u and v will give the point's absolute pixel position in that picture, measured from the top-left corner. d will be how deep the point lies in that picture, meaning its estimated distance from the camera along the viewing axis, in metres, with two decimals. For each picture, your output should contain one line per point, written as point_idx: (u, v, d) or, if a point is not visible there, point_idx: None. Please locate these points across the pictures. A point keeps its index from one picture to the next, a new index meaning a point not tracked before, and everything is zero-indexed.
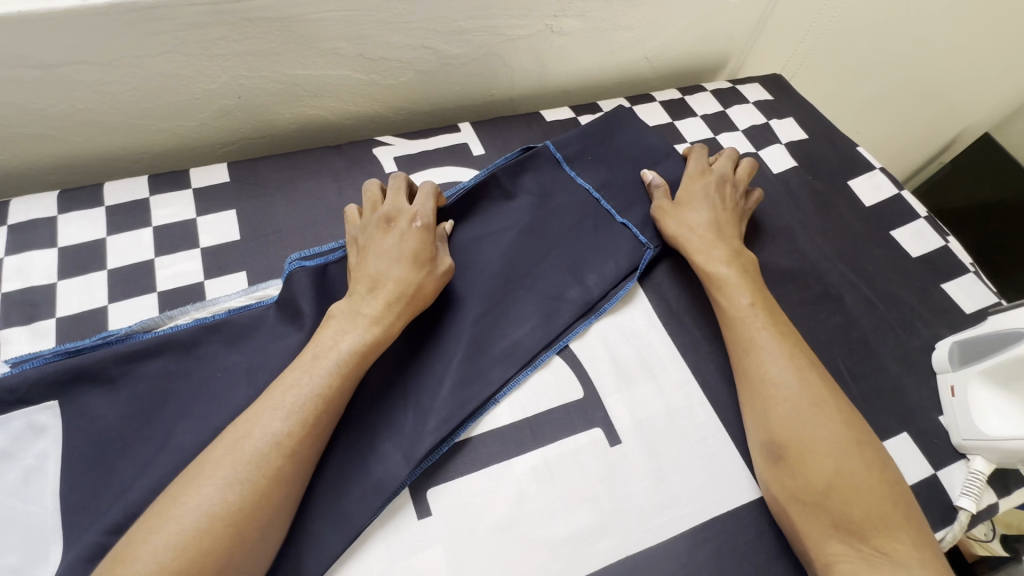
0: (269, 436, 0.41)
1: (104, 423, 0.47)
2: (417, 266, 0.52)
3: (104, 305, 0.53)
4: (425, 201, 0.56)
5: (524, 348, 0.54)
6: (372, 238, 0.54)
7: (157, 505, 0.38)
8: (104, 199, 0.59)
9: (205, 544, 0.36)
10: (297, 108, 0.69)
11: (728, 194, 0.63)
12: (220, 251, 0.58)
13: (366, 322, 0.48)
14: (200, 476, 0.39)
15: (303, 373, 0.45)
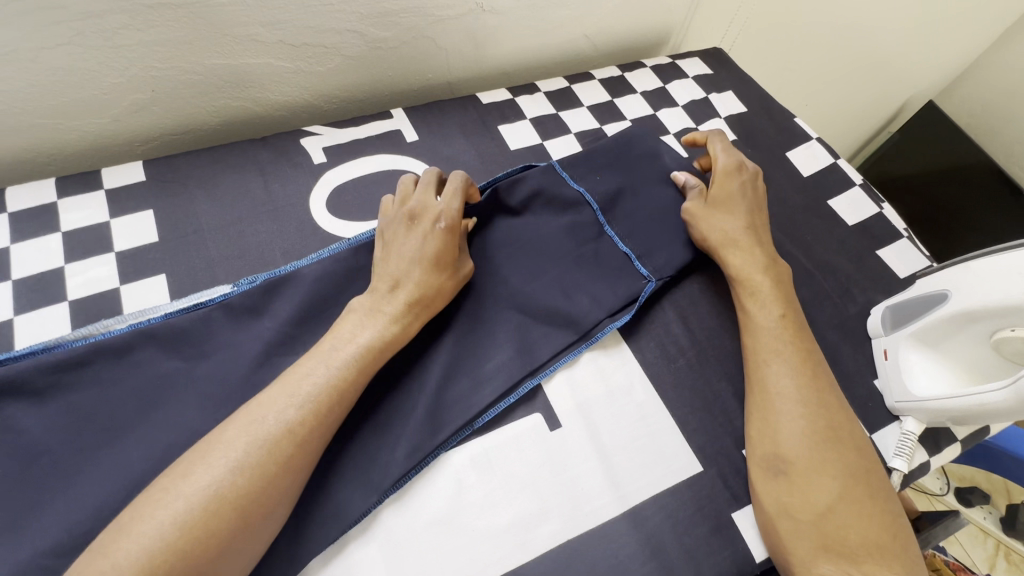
0: (286, 413, 0.41)
1: (10, 442, 0.44)
2: (439, 268, 0.50)
3: (10, 318, 0.50)
4: (451, 198, 0.53)
5: (506, 374, 0.51)
6: (395, 235, 0.52)
7: (163, 481, 0.37)
8: (8, 204, 0.56)
9: (209, 525, 0.35)
10: (218, 100, 0.66)
11: (757, 191, 0.60)
12: (137, 254, 0.55)
13: (385, 321, 0.47)
14: (211, 450, 0.39)
15: (320, 363, 0.44)
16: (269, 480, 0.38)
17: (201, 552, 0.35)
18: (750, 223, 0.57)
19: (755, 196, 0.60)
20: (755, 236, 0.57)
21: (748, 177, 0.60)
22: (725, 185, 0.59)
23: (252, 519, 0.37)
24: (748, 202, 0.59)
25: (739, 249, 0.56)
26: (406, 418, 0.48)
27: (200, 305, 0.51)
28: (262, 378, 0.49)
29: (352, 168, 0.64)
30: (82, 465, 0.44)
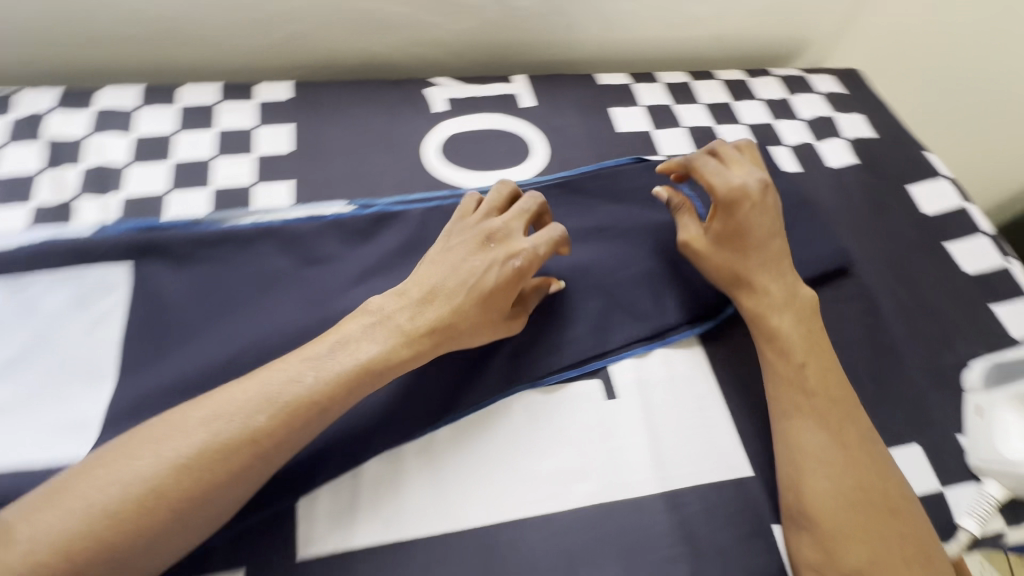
0: (225, 431, 0.39)
1: (150, 290, 0.51)
2: (484, 305, 0.48)
3: (165, 191, 0.58)
4: (542, 242, 0.50)
5: (576, 347, 0.53)
6: (462, 244, 0.50)
7: (126, 439, 0.38)
8: (181, 98, 0.65)
9: (138, 514, 0.35)
10: (363, 39, 0.71)
11: (770, 215, 0.55)
12: (273, 160, 0.62)
13: (398, 337, 0.45)
14: (139, 448, 0.37)
15: (308, 369, 0.42)
16: (211, 485, 0.38)
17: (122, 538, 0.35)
18: (755, 255, 0.53)
19: (767, 219, 0.54)
20: (767, 274, 0.53)
21: (761, 200, 0.55)
22: (739, 211, 0.54)
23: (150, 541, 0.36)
24: (760, 228, 0.54)
25: (742, 290, 0.53)
26: (477, 355, 0.52)
27: (314, 219, 0.57)
28: (357, 288, 0.54)
29: (468, 122, 0.68)
30: (200, 323, 0.51)
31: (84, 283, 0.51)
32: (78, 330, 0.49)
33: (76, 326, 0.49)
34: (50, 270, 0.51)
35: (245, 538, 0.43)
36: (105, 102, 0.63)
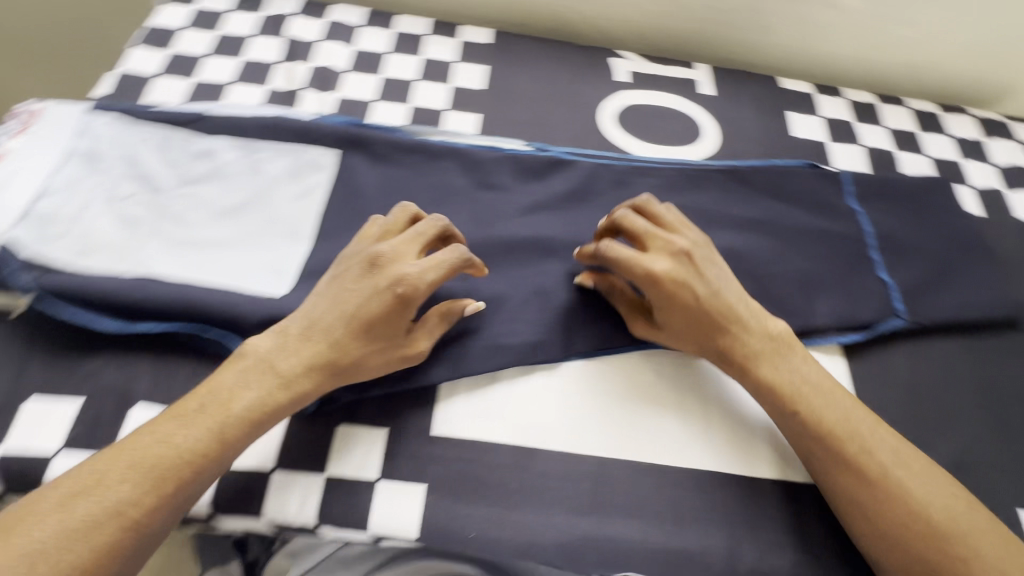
0: (104, 505, 0.38)
1: (350, 179, 0.58)
2: (374, 337, 0.45)
3: (372, 100, 0.65)
4: (431, 270, 0.46)
5: None
6: (350, 275, 0.47)
7: (66, 477, 0.39)
8: (396, 25, 0.72)
9: (80, 543, 0.37)
10: (562, 4, 0.75)
11: (708, 279, 0.49)
12: (465, 94, 0.68)
13: (270, 386, 0.43)
14: (80, 480, 0.39)
15: (220, 390, 0.43)
16: (152, 496, 0.39)
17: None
18: (681, 325, 0.49)
19: (699, 290, 0.48)
20: (682, 322, 0.49)
21: (687, 274, 0.49)
22: (659, 289, 0.48)
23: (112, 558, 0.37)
24: (690, 301, 0.48)
25: (678, 343, 0.50)
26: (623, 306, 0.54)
27: (498, 149, 0.62)
28: (523, 219, 0.58)
29: (647, 96, 0.70)
30: (386, 215, 0.57)
31: (300, 159, 0.58)
32: (289, 195, 0.56)
33: (288, 193, 0.57)
34: (277, 142, 0.59)
35: (395, 404, 0.49)
36: (337, 16, 0.71)
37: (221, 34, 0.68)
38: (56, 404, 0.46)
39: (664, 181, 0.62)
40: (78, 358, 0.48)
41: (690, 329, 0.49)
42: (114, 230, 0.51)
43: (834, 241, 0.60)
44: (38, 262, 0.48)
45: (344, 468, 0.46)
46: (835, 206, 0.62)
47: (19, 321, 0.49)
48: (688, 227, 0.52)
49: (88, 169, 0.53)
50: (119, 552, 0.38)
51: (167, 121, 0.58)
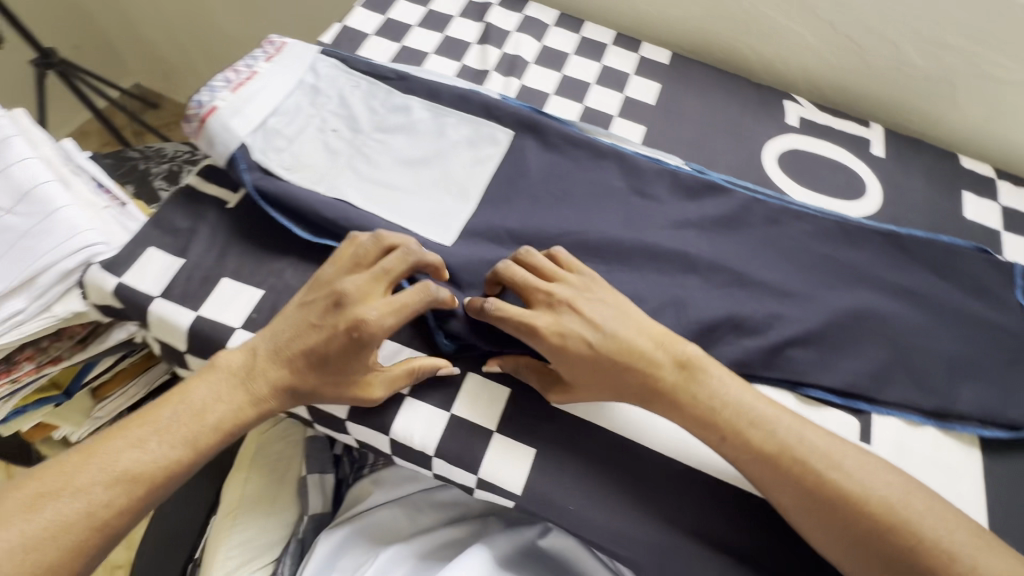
0: (107, 481, 0.42)
1: (519, 158, 0.63)
2: (332, 369, 0.46)
3: (549, 94, 0.70)
4: (387, 314, 0.45)
5: (851, 381, 0.53)
6: (314, 310, 0.47)
7: (70, 459, 0.43)
8: (583, 31, 0.77)
9: (77, 534, 0.41)
10: (744, 41, 0.76)
11: (588, 321, 0.47)
12: (636, 105, 0.71)
13: (246, 401, 0.47)
14: (97, 456, 0.43)
15: (209, 390, 0.46)
16: (158, 479, 0.44)
17: (64, 557, 0.40)
18: (588, 378, 0.47)
19: (588, 338, 0.47)
20: (586, 378, 0.47)
21: (570, 323, 0.47)
22: (543, 342, 0.47)
23: (128, 513, 0.43)
24: (580, 353, 0.47)
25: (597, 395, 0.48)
26: (757, 338, 0.54)
27: (660, 162, 0.64)
28: (671, 232, 0.60)
29: (813, 144, 0.70)
30: (544, 198, 0.60)
31: (480, 131, 0.64)
32: (465, 161, 0.62)
33: (464, 159, 0.62)
34: (462, 112, 0.65)
35: None
36: (531, 12, 0.77)
37: (429, 9, 0.76)
38: (243, 287, 0.54)
39: (819, 228, 0.62)
40: (268, 254, 0.56)
41: (623, 383, 0.47)
42: (319, 154, 0.59)
43: (990, 330, 0.57)
44: (261, 165, 0.56)
45: (468, 412, 0.49)
46: (998, 297, 0.60)
47: (231, 211, 0.57)
48: (574, 270, 0.52)
49: (310, 100, 0.61)
50: (133, 509, 0.43)
51: (373, 74, 0.65)
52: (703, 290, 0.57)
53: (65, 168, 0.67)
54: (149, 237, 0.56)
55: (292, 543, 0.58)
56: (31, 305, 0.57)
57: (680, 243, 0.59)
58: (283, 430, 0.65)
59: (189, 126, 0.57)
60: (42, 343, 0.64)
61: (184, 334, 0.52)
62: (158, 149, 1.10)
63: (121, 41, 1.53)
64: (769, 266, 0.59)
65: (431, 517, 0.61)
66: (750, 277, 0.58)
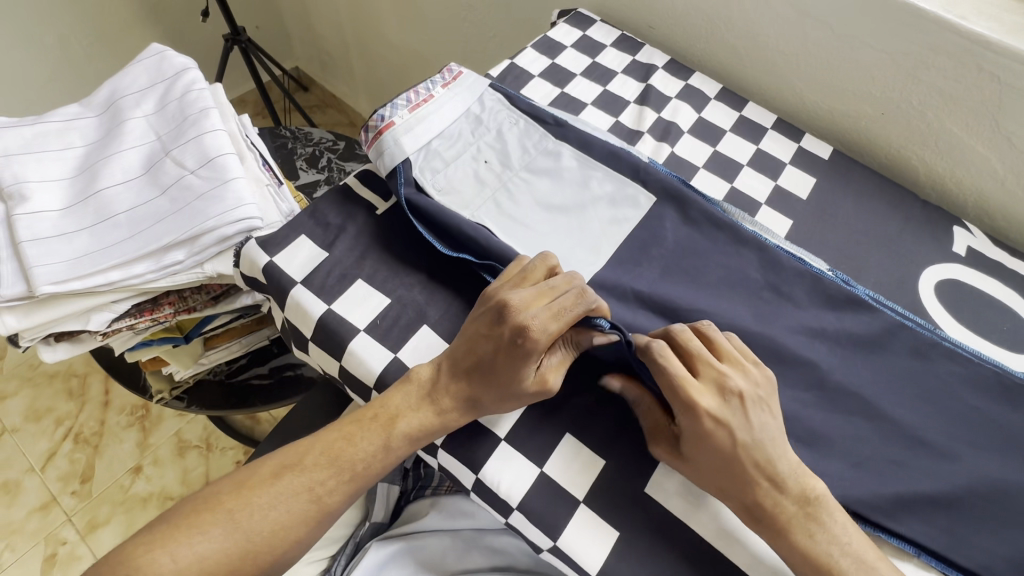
0: (330, 462, 0.48)
1: (656, 225, 0.61)
2: (502, 375, 0.47)
3: (698, 167, 0.70)
4: (549, 323, 0.46)
5: (984, 562, 0.47)
6: (483, 322, 0.49)
7: (302, 443, 0.49)
8: (745, 109, 0.76)
9: (307, 506, 0.46)
10: (916, 151, 0.70)
11: (751, 422, 0.46)
12: (785, 196, 0.69)
13: (433, 412, 0.48)
14: (324, 441, 0.49)
15: (406, 397, 0.49)
16: (366, 465, 0.48)
17: (298, 525, 0.46)
18: (713, 467, 0.45)
19: (741, 436, 0.45)
20: (707, 466, 0.45)
21: (733, 414, 0.45)
22: (694, 420, 0.45)
23: (339, 493, 0.47)
24: (722, 444, 0.45)
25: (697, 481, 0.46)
26: (881, 483, 0.49)
27: (804, 261, 0.61)
28: (804, 338, 0.56)
29: (978, 279, 0.63)
30: (675, 272, 0.59)
31: (622, 190, 0.63)
32: (602, 218, 0.61)
33: (601, 216, 0.61)
34: (610, 168, 0.64)
35: (621, 443, 0.50)
36: (695, 83, 0.78)
37: (596, 62, 0.78)
38: (374, 293, 0.56)
39: (974, 376, 0.55)
40: (403, 266, 0.58)
41: (732, 484, 0.45)
42: (468, 182, 0.61)
43: None
44: (416, 182, 0.60)
45: (560, 473, 0.49)
46: None
47: (380, 217, 0.61)
48: (748, 363, 0.49)
49: (471, 129, 0.64)
50: (344, 490, 0.48)
51: (532, 114, 0.66)
52: (828, 412, 0.52)
53: (242, 142, 0.74)
54: (303, 225, 0.60)
55: (349, 543, 0.60)
56: (188, 258, 0.63)
57: (811, 353, 0.55)
58: None
59: (365, 134, 0.61)
60: (183, 292, 0.70)
61: (312, 323, 0.55)
62: (307, 132, 1.18)
63: (295, 29, 1.70)
64: (907, 404, 0.53)
65: (479, 558, 0.60)
66: (883, 411, 0.53)
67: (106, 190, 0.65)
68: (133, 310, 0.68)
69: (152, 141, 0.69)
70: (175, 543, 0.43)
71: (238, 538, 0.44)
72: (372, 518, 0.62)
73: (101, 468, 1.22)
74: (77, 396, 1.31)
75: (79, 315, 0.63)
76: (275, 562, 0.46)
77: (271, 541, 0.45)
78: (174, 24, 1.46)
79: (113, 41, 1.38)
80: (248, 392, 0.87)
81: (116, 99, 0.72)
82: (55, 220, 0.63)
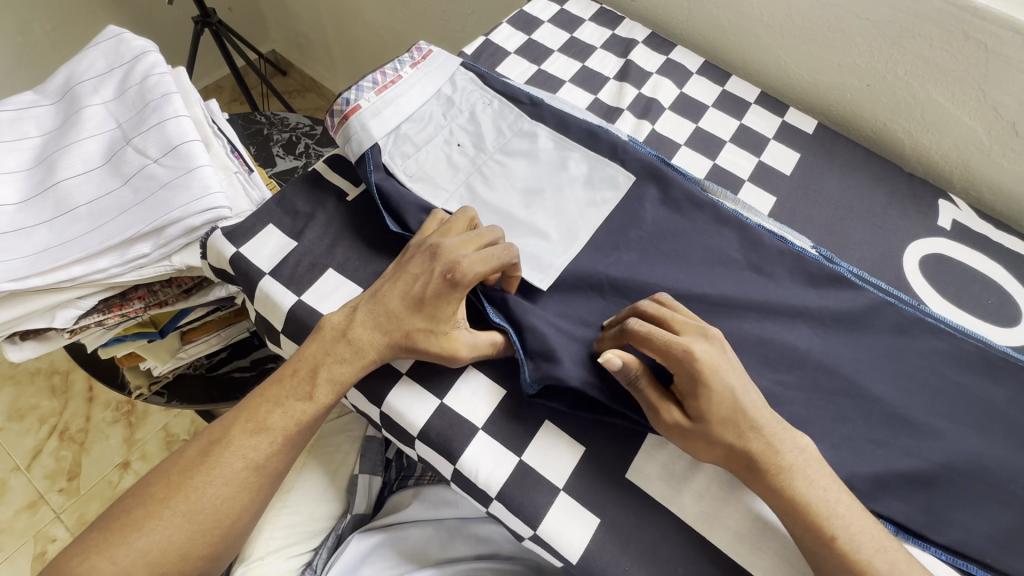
0: (257, 428, 0.47)
1: (636, 205, 0.59)
2: (425, 312, 0.48)
3: (680, 145, 0.68)
4: (477, 262, 0.47)
5: (963, 537, 0.47)
6: (414, 263, 0.49)
7: (224, 421, 0.48)
8: (727, 84, 0.74)
9: (245, 476, 0.46)
10: (903, 124, 0.69)
11: (736, 366, 0.45)
12: (769, 172, 0.67)
13: (352, 354, 0.48)
14: (248, 412, 0.48)
15: (324, 347, 0.48)
16: (295, 423, 0.48)
17: (241, 496, 0.45)
18: (716, 418, 0.44)
19: (733, 383, 0.44)
20: (716, 419, 0.44)
21: (722, 359, 0.45)
22: (691, 370, 0.44)
23: (276, 454, 0.47)
24: (722, 391, 0.44)
25: (708, 445, 0.45)
26: (864, 462, 0.49)
27: (786, 239, 0.59)
28: (786, 318, 0.55)
29: (962, 253, 0.62)
30: (656, 253, 0.57)
31: (601, 171, 0.61)
32: (580, 200, 0.59)
33: (580, 198, 0.59)
34: (588, 148, 0.62)
35: (601, 429, 0.50)
36: (676, 57, 0.76)
37: (574, 38, 0.76)
38: (346, 282, 0.55)
39: (956, 352, 0.54)
40: (375, 253, 0.57)
41: (745, 425, 0.44)
42: (440, 167, 0.59)
43: None
44: (386, 166, 0.58)
45: (539, 461, 0.48)
46: None
47: (351, 204, 0.59)
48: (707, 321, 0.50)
49: (443, 110, 0.62)
50: (281, 452, 0.47)
51: (507, 95, 0.64)
52: (808, 392, 0.52)
53: (208, 128, 0.72)
54: (271, 214, 0.58)
55: (331, 535, 0.59)
56: (155, 251, 0.61)
57: (791, 333, 0.54)
58: (345, 422, 0.65)
59: (331, 119, 0.59)
60: (153, 286, 0.68)
61: (283, 314, 0.53)
62: (283, 117, 1.14)
63: (270, 11, 1.65)
64: (891, 382, 0.53)
65: (462, 547, 0.59)
66: (866, 390, 0.52)
67: (65, 181, 0.62)
68: (101, 306, 0.66)
69: (112, 130, 0.66)
70: (118, 544, 0.42)
71: (183, 522, 0.43)
72: (354, 510, 0.61)
73: (89, 464, 1.21)
74: (60, 392, 1.29)
75: (43, 312, 0.61)
76: (228, 534, 0.45)
77: (217, 516, 0.44)
78: (141, 6, 1.40)
79: (78, 25, 1.33)
80: (230, 385, 0.85)
81: (72, 86, 0.69)
82: (12, 213, 0.61)
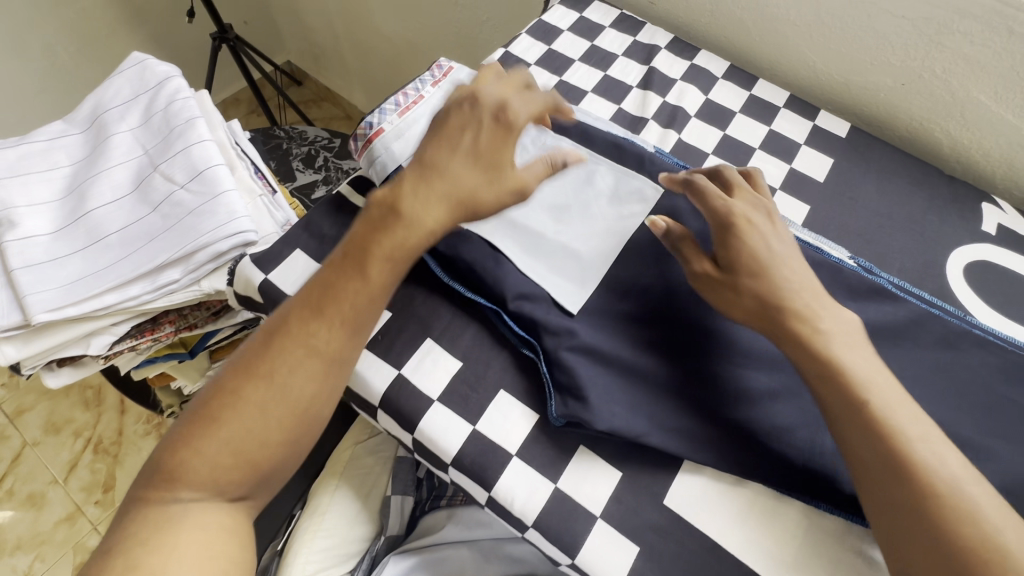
0: (318, 318, 0.43)
1: None
2: (483, 164, 0.45)
3: (707, 153, 0.67)
4: (527, 105, 0.48)
5: None
6: (458, 117, 0.47)
7: (278, 317, 0.44)
8: (754, 88, 0.72)
9: (314, 363, 0.42)
10: (941, 123, 0.66)
11: (777, 234, 0.48)
12: (801, 179, 0.65)
13: (408, 220, 0.44)
14: (304, 306, 0.44)
15: (375, 221, 0.44)
16: (357, 310, 0.43)
17: (314, 383, 0.42)
18: (743, 271, 0.46)
19: (771, 245, 0.47)
20: (749, 276, 0.45)
21: (764, 223, 0.49)
22: (734, 225, 0.47)
23: (338, 339, 0.43)
24: (759, 250, 0.46)
25: (732, 296, 0.46)
26: None
27: (822, 248, 0.57)
28: None
29: (1008, 259, 0.60)
30: None
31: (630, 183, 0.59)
32: (611, 215, 0.57)
33: (610, 213, 0.57)
34: (614, 161, 0.61)
35: (639, 455, 0.48)
36: (701, 62, 0.74)
37: (595, 46, 0.74)
38: None
39: (1007, 365, 0.52)
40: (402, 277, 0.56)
41: (772, 285, 0.45)
42: None
43: None
44: None
45: (575, 488, 0.47)
46: None
47: None
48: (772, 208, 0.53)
49: None
50: (346, 337, 0.43)
51: None
52: None
53: (232, 151, 0.72)
54: (298, 239, 0.58)
55: (366, 558, 0.59)
56: (184, 276, 0.61)
57: None
58: (375, 444, 0.64)
59: (355, 143, 0.59)
60: (183, 310, 0.69)
61: None
62: (301, 131, 1.15)
63: (285, 23, 1.66)
64: (939, 399, 0.51)
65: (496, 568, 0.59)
66: None
67: (96, 211, 0.63)
68: (134, 331, 0.67)
69: (139, 157, 0.67)
70: (199, 441, 0.40)
71: (258, 407, 0.41)
72: (387, 532, 0.62)
73: (123, 477, 1.24)
74: (93, 406, 1.32)
75: (79, 340, 0.62)
76: (309, 422, 0.42)
77: (291, 402, 0.41)
78: (160, 25, 1.43)
79: (99, 45, 1.35)
80: None
81: (99, 114, 0.70)
82: (46, 244, 0.62)
